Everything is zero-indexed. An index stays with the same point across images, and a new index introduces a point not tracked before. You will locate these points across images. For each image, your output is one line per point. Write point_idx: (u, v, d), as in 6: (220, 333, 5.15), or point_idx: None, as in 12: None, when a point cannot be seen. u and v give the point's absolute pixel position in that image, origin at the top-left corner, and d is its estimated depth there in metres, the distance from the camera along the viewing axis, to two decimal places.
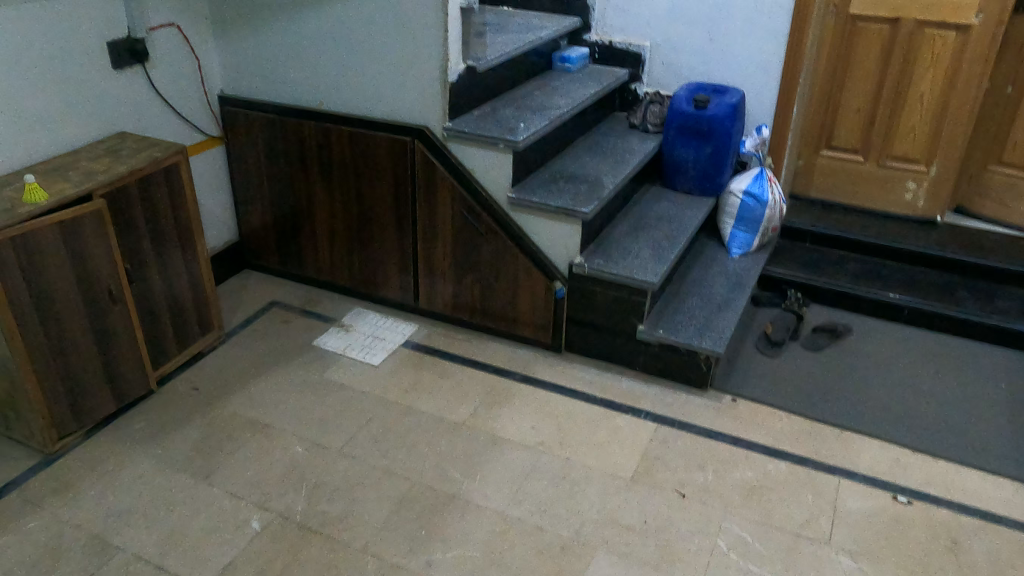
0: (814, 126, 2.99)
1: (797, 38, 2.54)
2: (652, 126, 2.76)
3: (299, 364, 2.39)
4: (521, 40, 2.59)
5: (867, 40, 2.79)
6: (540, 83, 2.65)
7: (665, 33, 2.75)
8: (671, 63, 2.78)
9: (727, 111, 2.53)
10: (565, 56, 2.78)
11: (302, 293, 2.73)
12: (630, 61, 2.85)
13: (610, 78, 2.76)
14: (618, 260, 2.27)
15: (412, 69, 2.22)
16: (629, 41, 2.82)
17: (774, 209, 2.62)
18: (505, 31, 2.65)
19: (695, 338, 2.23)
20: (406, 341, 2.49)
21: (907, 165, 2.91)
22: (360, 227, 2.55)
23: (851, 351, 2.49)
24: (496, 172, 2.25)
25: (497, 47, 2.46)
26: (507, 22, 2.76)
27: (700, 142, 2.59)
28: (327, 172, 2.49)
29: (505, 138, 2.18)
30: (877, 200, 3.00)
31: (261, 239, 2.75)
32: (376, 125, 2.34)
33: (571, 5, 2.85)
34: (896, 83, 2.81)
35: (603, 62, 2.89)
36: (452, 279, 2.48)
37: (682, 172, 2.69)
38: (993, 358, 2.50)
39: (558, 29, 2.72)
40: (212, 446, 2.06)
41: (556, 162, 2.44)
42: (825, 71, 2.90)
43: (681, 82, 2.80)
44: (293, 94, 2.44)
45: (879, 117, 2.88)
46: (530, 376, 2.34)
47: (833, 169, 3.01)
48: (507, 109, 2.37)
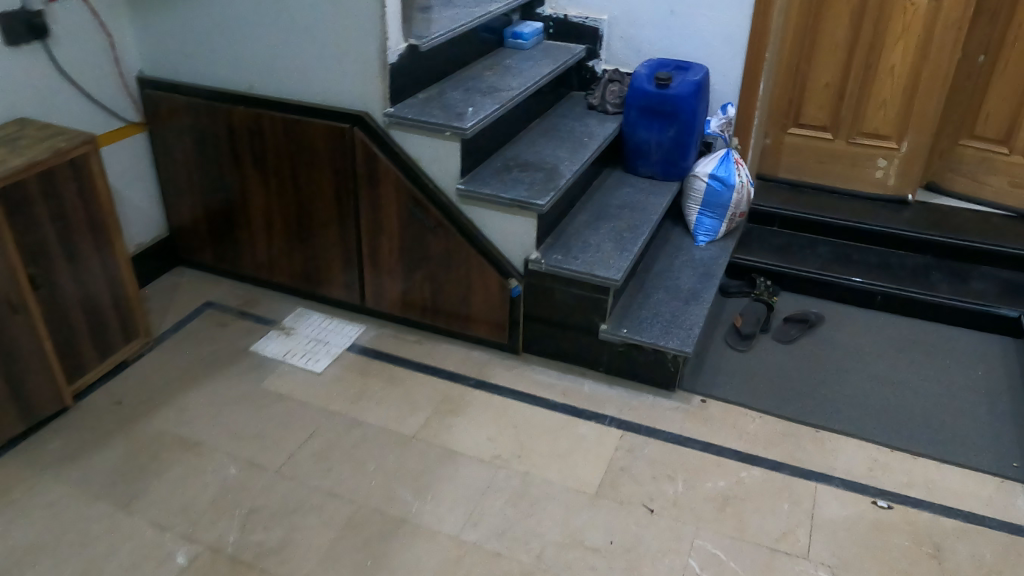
0: (781, 102, 2.74)
1: (763, 8, 2.38)
2: (612, 106, 2.58)
3: (235, 372, 2.19)
4: (469, 15, 2.38)
5: (834, 9, 2.54)
6: (490, 62, 2.45)
7: (623, 5, 2.57)
8: (631, 38, 2.61)
9: (692, 90, 2.37)
10: (518, 31, 2.59)
11: (239, 292, 2.52)
12: (586, 36, 2.66)
13: (567, 56, 2.58)
14: (577, 255, 2.11)
15: (346, 47, 2.01)
16: (585, 15, 2.63)
17: (742, 193, 2.48)
18: (451, 6, 2.44)
19: (661, 337, 2.08)
20: (352, 346, 2.30)
21: (878, 142, 2.70)
22: (297, 222, 2.34)
23: (824, 342, 2.36)
24: (444, 162, 2.07)
25: (442, 23, 2.26)
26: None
27: (663, 123, 2.43)
28: (259, 163, 2.28)
29: (452, 126, 2.00)
30: (846, 180, 2.78)
31: (192, 236, 2.53)
32: (310, 112, 2.13)
33: None
34: (866, 55, 2.57)
35: (559, 38, 2.70)
36: (400, 277, 2.30)
37: (644, 156, 2.52)
38: (970, 342, 2.36)
39: (509, 2, 2.52)
40: (134, 468, 1.85)
41: (507, 149, 2.26)
42: (792, 43, 2.63)
43: (641, 59, 2.62)
44: (218, 77, 2.21)
45: (848, 91, 2.65)
46: (485, 381, 2.19)
47: (801, 147, 2.79)
48: (455, 92, 2.19)
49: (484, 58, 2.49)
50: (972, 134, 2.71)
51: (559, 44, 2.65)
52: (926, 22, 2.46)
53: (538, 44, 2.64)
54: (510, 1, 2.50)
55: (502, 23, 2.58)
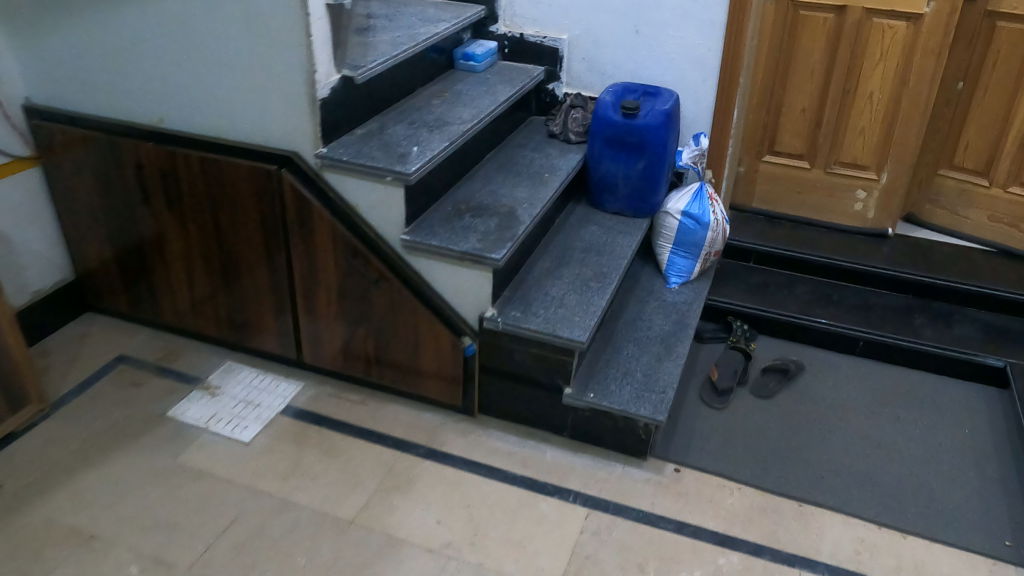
0: (754, 128, 2.54)
1: (736, 29, 2.18)
2: (574, 134, 2.34)
3: (148, 442, 1.93)
4: (414, 36, 2.15)
5: (810, 30, 2.34)
6: (438, 89, 2.21)
7: (583, 25, 2.34)
8: (594, 59, 2.38)
9: (661, 120, 2.16)
10: (469, 52, 2.36)
11: (159, 344, 2.26)
12: (545, 57, 2.43)
13: (524, 80, 2.36)
14: (537, 311, 1.90)
15: (268, 80, 1.78)
16: (543, 34, 2.40)
17: (717, 232, 2.27)
18: (394, 26, 2.20)
19: (630, 403, 1.88)
20: (286, 408, 2.06)
21: (856, 172, 2.51)
22: (223, 270, 2.09)
23: (804, 396, 2.18)
24: (388, 209, 1.84)
25: (381, 48, 2.02)
26: (399, 14, 2.31)
27: (630, 154, 2.20)
28: (176, 204, 2.03)
29: (394, 170, 1.77)
30: (823, 211, 2.59)
31: (105, 281, 2.26)
32: (233, 151, 1.90)
33: None
34: (843, 79, 2.38)
35: (514, 58, 2.47)
36: (340, 332, 2.05)
37: (610, 190, 2.28)
38: (958, 394, 2.21)
39: (458, 21, 2.29)
40: (16, 571, 1.59)
41: (457, 190, 2.03)
42: (765, 66, 2.44)
43: (605, 82, 2.40)
44: (128, 108, 1.97)
45: (825, 118, 2.45)
46: (437, 450, 1.96)
47: (775, 176, 2.59)
48: (398, 126, 1.96)
49: (431, 85, 2.25)
50: (949, 164, 2.55)
51: (514, 66, 2.44)
52: (905, 47, 2.28)
53: (491, 67, 2.42)
54: (460, 20, 2.27)
55: (451, 43, 2.35)
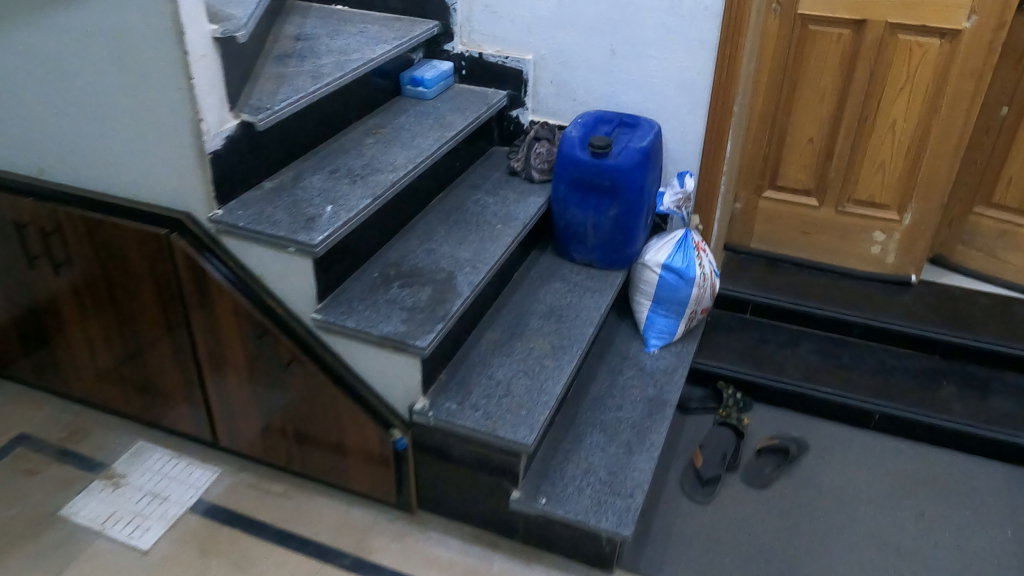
0: (753, 160, 2.19)
1: (730, 51, 1.83)
2: (537, 172, 2.01)
3: (30, 553, 1.64)
4: (344, 62, 1.82)
5: (821, 49, 2.00)
6: (375, 124, 1.89)
7: (551, 43, 2.00)
8: (564, 83, 2.04)
9: (637, 160, 1.82)
10: (418, 76, 2.04)
11: (66, 420, 1.98)
12: (508, 80, 2.09)
13: (480, 109, 2.03)
14: (478, 401, 1.58)
15: (148, 130, 1.46)
16: (504, 53, 2.06)
17: (703, 287, 1.95)
18: (323, 50, 1.87)
19: (589, 511, 1.55)
20: (197, 504, 1.77)
21: (873, 211, 2.17)
22: (125, 341, 1.80)
23: (807, 484, 1.84)
24: (295, 282, 1.53)
25: (298, 80, 1.69)
26: (335, 33, 1.98)
27: (600, 199, 1.87)
28: (64, 268, 1.73)
29: (296, 240, 1.45)
30: (834, 254, 2.25)
31: (4, 347, 1.98)
32: (118, 212, 1.59)
33: (423, 7, 2.07)
34: (860, 105, 2.03)
35: (474, 81, 2.14)
36: (257, 415, 1.76)
37: (578, 240, 1.95)
38: (994, 482, 1.86)
39: (402, 42, 1.96)
40: None
41: (388, 250, 1.71)
42: (767, 90, 2.09)
43: (577, 110, 2.06)
44: (7, 157, 1.68)
45: (838, 149, 2.10)
46: (364, 560, 1.66)
47: (777, 214, 2.24)
48: (317, 177, 1.65)
49: (368, 118, 1.92)
50: (988, 202, 2.18)
51: (474, 91, 2.11)
52: (937, 68, 1.93)
53: (445, 92, 2.09)
54: (404, 40, 1.94)
55: (396, 66, 2.02)
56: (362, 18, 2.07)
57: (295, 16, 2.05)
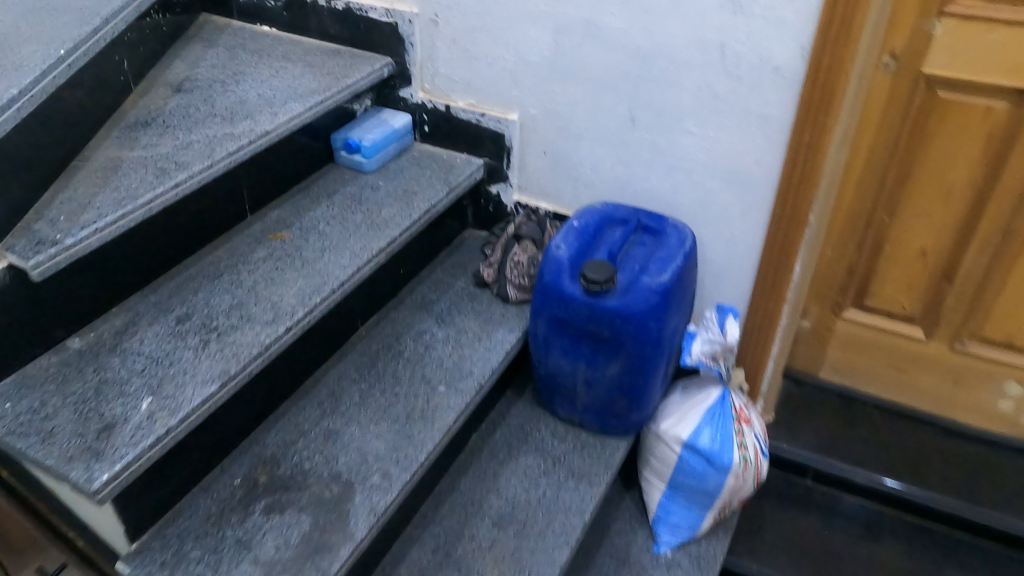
0: (831, 268, 1.52)
1: (810, 138, 1.18)
2: (514, 289, 1.39)
3: None
4: (225, 133, 1.23)
5: (953, 126, 1.29)
6: (278, 222, 1.31)
7: (542, 100, 1.37)
8: (562, 157, 1.41)
9: (650, 304, 1.20)
10: (355, 138, 1.44)
11: None
12: (484, 145, 1.47)
13: (437, 194, 1.40)
14: None
15: None
16: (478, 108, 1.44)
17: (742, 476, 1.33)
18: (207, 110, 1.30)
19: None
20: None
21: (1008, 354, 1.48)
22: None
23: None
24: (92, 512, 1.00)
25: (138, 175, 1.13)
26: (242, 79, 1.40)
27: (595, 350, 1.27)
28: None
29: (71, 477, 0.91)
30: (941, 402, 1.59)
31: None
32: None
33: (371, 38, 1.46)
34: (1007, 212, 1.33)
35: (440, 142, 1.52)
36: None
37: (564, 395, 1.36)
38: None
39: (327, 92, 1.35)
40: None
41: (265, 434, 1.17)
42: (863, 176, 1.40)
43: (579, 195, 1.44)
44: None
45: (964, 268, 1.42)
46: None
47: (861, 340, 1.59)
48: (155, 335, 1.10)
49: (273, 209, 1.35)
50: None
51: (438, 158, 1.50)
52: None
53: (398, 160, 1.48)
54: (327, 92, 1.34)
55: (324, 125, 1.42)
56: (287, 55, 1.49)
57: (201, 55, 1.49)
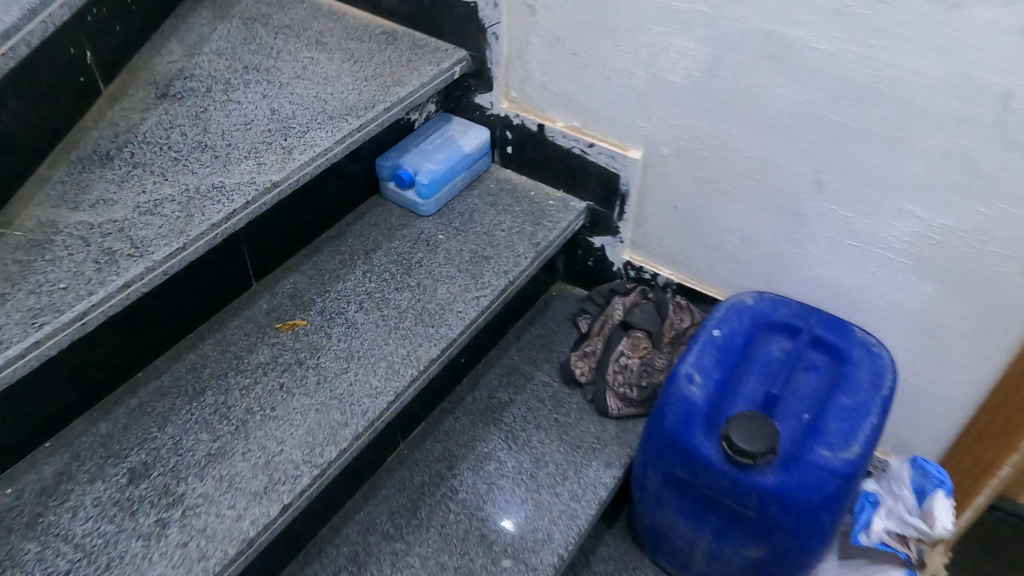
0: None
1: None
2: (614, 400, 0.99)
3: None
4: (210, 187, 0.83)
5: None
6: (289, 298, 0.93)
7: (680, 136, 0.91)
8: (699, 216, 0.97)
9: (827, 489, 0.79)
10: (407, 166, 1.00)
11: None
12: (588, 183, 1.02)
13: (516, 260, 0.97)
14: None
15: None
16: (585, 134, 0.98)
17: None
18: (192, 140, 0.89)
19: None
20: None
21: None
22: None
23: None
24: None
25: (70, 263, 0.75)
26: (253, 81, 0.98)
27: (727, 524, 0.87)
28: None
29: None
30: None
31: None
32: None
33: (436, 21, 1.01)
34: None
35: (523, 170, 1.07)
36: None
37: (676, 554, 0.98)
38: None
39: (365, 113, 0.91)
40: None
41: None
42: None
43: (719, 268, 1.01)
44: None
45: None
46: None
47: None
48: (92, 503, 0.75)
49: (287, 277, 0.96)
50: None
51: (521, 191, 1.06)
52: None
53: (467, 195, 1.05)
54: (365, 115, 0.90)
55: (365, 149, 1.00)
56: (323, 39, 1.05)
57: (207, 32, 1.07)
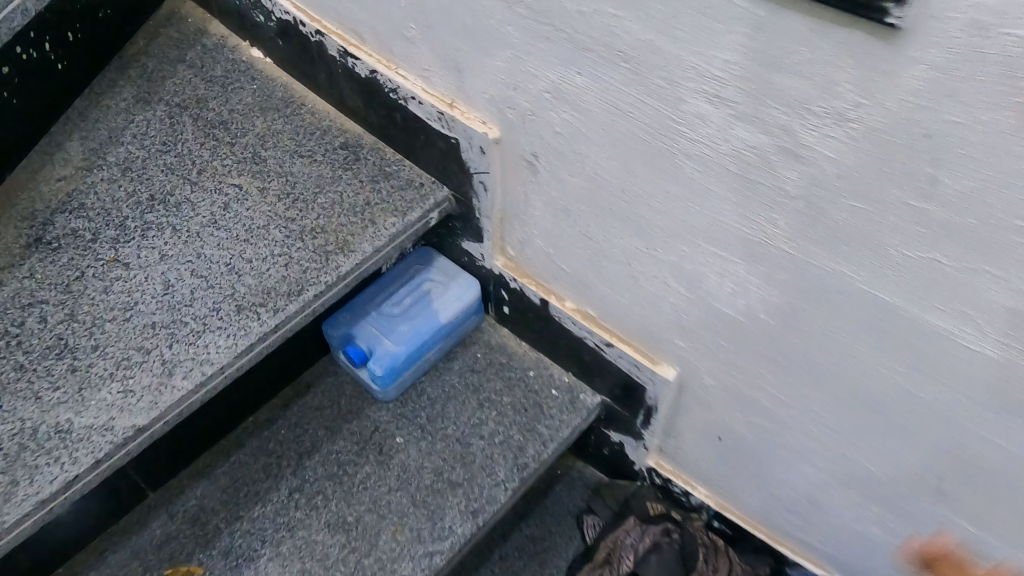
0: None
1: None
2: None
3: None
4: (51, 432, 0.58)
5: None
6: (189, 523, 0.70)
7: (735, 375, 0.62)
8: (756, 458, 0.68)
9: None
10: (369, 349, 0.74)
11: None
12: (606, 379, 0.74)
13: (492, 490, 0.71)
14: None
15: None
16: (602, 326, 0.70)
17: None
18: (47, 335, 0.63)
19: None
20: None
21: None
22: None
23: None
24: None
25: None
26: (153, 226, 0.69)
27: None
28: None
29: None
30: None
31: None
32: None
33: (411, 143, 0.71)
34: None
35: (525, 336, 0.80)
36: None
37: None
38: None
39: (284, 306, 0.64)
40: None
41: None
42: None
43: (776, 517, 0.72)
44: None
45: None
46: None
47: None
48: None
49: (193, 487, 0.72)
50: None
51: (518, 368, 0.79)
52: None
53: (443, 371, 0.79)
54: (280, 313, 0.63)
55: (310, 323, 0.74)
56: (261, 152, 0.75)
57: (119, 125, 0.77)
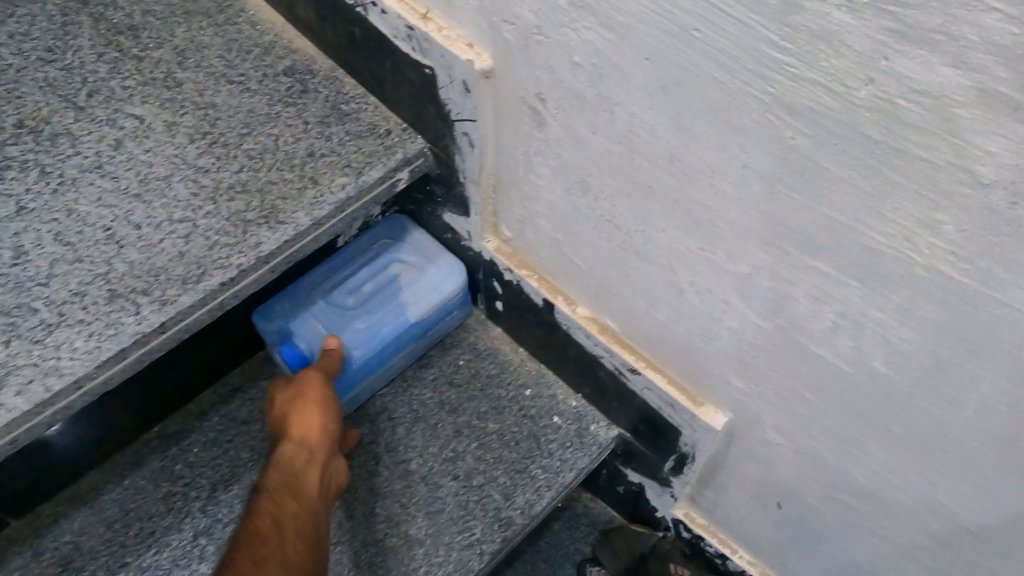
0: None
1: None
2: None
3: None
4: None
5: None
6: (57, 567, 0.52)
7: (815, 438, 0.42)
8: (825, 540, 0.49)
9: None
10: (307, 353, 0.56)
11: None
12: (624, 410, 0.55)
13: (462, 554, 0.53)
14: None
15: None
16: (625, 345, 0.50)
17: None
18: None
19: None
20: None
21: None
22: None
23: None
24: None
25: None
26: (15, 165, 0.49)
27: None
28: None
29: None
30: None
31: None
32: None
33: (375, 74, 0.51)
34: None
35: (521, 342, 0.61)
36: None
37: None
38: None
39: (175, 298, 0.45)
40: None
41: None
42: None
43: None
44: None
45: None
46: None
47: None
48: None
49: (70, 518, 0.55)
50: None
51: (510, 382, 0.60)
52: None
53: (412, 381, 0.60)
54: (166, 308, 0.44)
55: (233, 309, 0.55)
56: (177, 72, 0.54)
57: None
